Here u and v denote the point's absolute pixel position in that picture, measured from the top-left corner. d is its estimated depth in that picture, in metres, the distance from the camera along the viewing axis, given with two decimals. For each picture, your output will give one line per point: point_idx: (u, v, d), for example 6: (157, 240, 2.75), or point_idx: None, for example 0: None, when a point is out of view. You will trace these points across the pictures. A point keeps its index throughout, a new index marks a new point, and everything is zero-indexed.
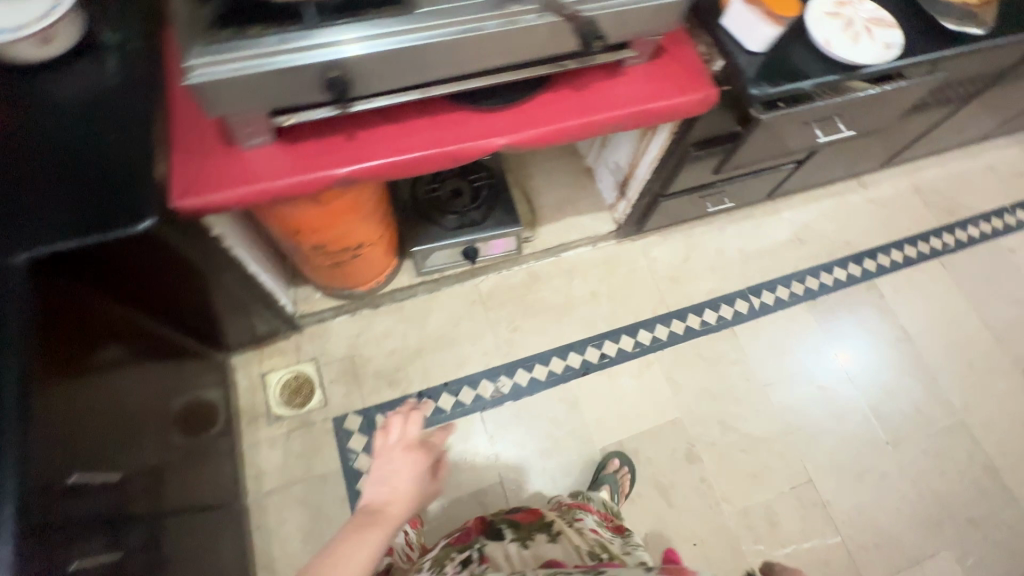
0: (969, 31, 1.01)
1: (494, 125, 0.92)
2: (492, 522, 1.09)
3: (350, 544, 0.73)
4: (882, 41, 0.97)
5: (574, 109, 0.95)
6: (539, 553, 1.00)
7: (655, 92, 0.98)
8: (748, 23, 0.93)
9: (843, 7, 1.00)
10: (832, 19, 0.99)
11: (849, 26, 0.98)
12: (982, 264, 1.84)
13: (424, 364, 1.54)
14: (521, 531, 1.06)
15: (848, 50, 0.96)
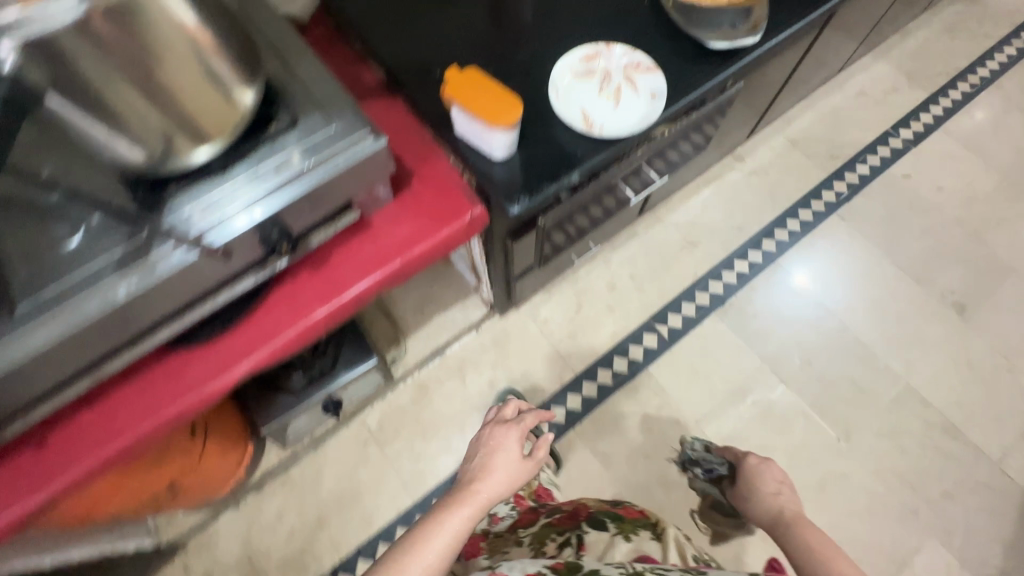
0: (743, 42, 0.85)
1: (225, 359, 0.74)
2: (590, 513, 1.04)
3: (419, 538, 0.64)
4: (647, 92, 0.82)
5: (321, 293, 0.79)
6: (637, 551, 0.94)
7: (412, 236, 0.82)
8: (476, 131, 0.75)
9: (591, 64, 0.84)
10: (583, 85, 0.83)
11: (604, 83, 0.83)
12: (880, 202, 1.72)
13: (331, 534, 1.37)
14: (626, 527, 1.00)
15: (612, 119, 0.80)
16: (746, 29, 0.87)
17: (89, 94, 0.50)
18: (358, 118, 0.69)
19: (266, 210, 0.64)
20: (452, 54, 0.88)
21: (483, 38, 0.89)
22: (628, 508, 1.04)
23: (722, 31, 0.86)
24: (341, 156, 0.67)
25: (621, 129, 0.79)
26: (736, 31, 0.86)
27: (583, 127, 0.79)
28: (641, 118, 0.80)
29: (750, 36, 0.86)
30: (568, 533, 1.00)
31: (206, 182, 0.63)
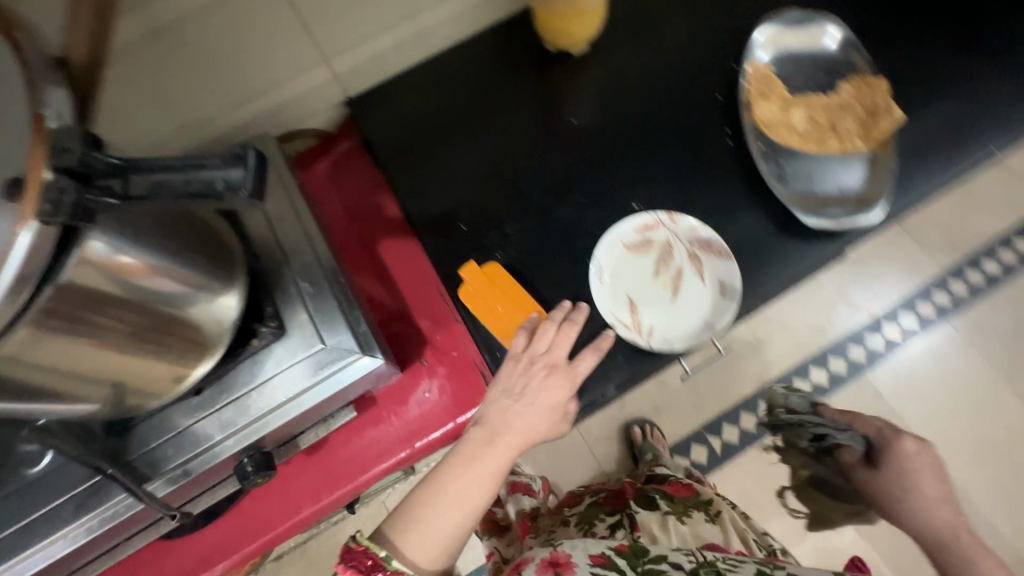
0: (854, 225, 0.66)
1: (206, 552, 0.68)
2: (643, 492, 1.00)
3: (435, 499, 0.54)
4: (716, 282, 0.66)
5: (311, 485, 0.70)
6: (698, 532, 0.91)
7: (417, 426, 0.72)
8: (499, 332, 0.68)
9: (648, 235, 0.68)
10: (635, 263, 0.68)
11: (661, 264, 0.68)
12: (1008, 313, 1.41)
13: None
14: (679, 505, 0.96)
15: (666, 320, 0.65)
16: (860, 200, 0.68)
17: (41, 389, 0.44)
18: (350, 333, 0.58)
19: (234, 446, 0.56)
20: (487, 200, 0.75)
21: (526, 183, 0.76)
22: (681, 486, 1.01)
23: (825, 202, 0.68)
24: (324, 382, 0.57)
25: (676, 337, 0.64)
26: (845, 203, 0.68)
27: (627, 330, 0.64)
28: (703, 322, 0.65)
29: (868, 212, 0.66)
30: (620, 515, 0.95)
31: (181, 409, 0.57)
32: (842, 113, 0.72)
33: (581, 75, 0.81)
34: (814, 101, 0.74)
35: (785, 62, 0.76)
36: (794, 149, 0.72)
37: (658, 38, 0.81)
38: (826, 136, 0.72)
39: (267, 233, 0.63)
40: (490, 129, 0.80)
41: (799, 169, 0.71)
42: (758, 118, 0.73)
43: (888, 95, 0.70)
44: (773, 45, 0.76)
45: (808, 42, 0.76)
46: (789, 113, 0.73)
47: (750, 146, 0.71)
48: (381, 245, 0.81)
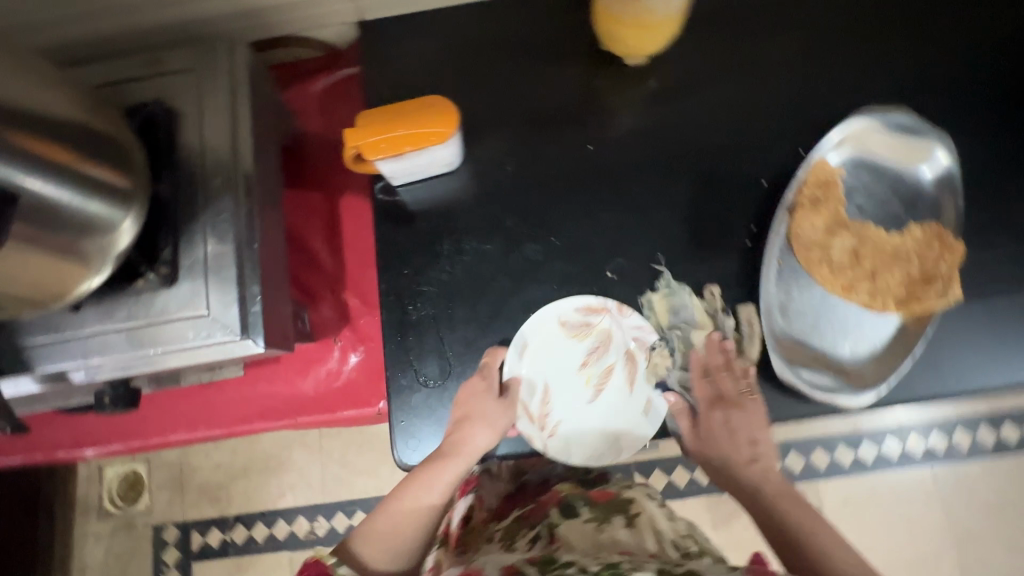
0: (839, 400, 0.54)
1: (79, 434, 0.69)
2: (565, 499, 0.65)
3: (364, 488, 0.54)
4: (642, 395, 0.60)
5: (194, 416, 0.69)
6: (616, 537, 0.58)
7: (310, 405, 0.69)
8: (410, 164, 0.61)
9: (589, 318, 0.61)
10: (566, 347, 0.62)
11: (591, 356, 0.62)
12: (999, 485, 1.28)
13: (244, 490, 1.40)
14: (600, 510, 0.63)
15: (574, 422, 0.61)
16: (853, 375, 0.57)
17: None
18: (238, 309, 0.53)
19: (99, 374, 0.55)
20: (461, 199, 0.67)
21: (508, 196, 0.67)
22: (604, 491, 0.67)
23: (811, 360, 0.57)
24: (198, 348, 0.53)
25: (575, 445, 0.60)
26: (833, 371, 0.57)
27: (529, 425, 0.60)
28: (612, 437, 0.60)
29: (853, 395, 0.55)
30: (539, 529, 0.61)
31: (54, 318, 0.54)
32: (893, 263, 0.58)
33: (626, 90, 0.68)
34: (870, 234, 0.60)
35: (861, 171, 0.61)
36: (815, 281, 0.60)
37: (731, 77, 0.66)
38: (861, 282, 0.58)
39: (196, 165, 0.56)
40: (498, 117, 0.68)
41: (806, 308, 0.59)
42: (794, 229, 0.60)
43: (955, 266, 0.56)
44: (859, 144, 0.61)
45: (902, 157, 0.60)
46: (831, 236, 0.60)
47: (766, 260, 0.59)
48: (342, 199, 0.73)
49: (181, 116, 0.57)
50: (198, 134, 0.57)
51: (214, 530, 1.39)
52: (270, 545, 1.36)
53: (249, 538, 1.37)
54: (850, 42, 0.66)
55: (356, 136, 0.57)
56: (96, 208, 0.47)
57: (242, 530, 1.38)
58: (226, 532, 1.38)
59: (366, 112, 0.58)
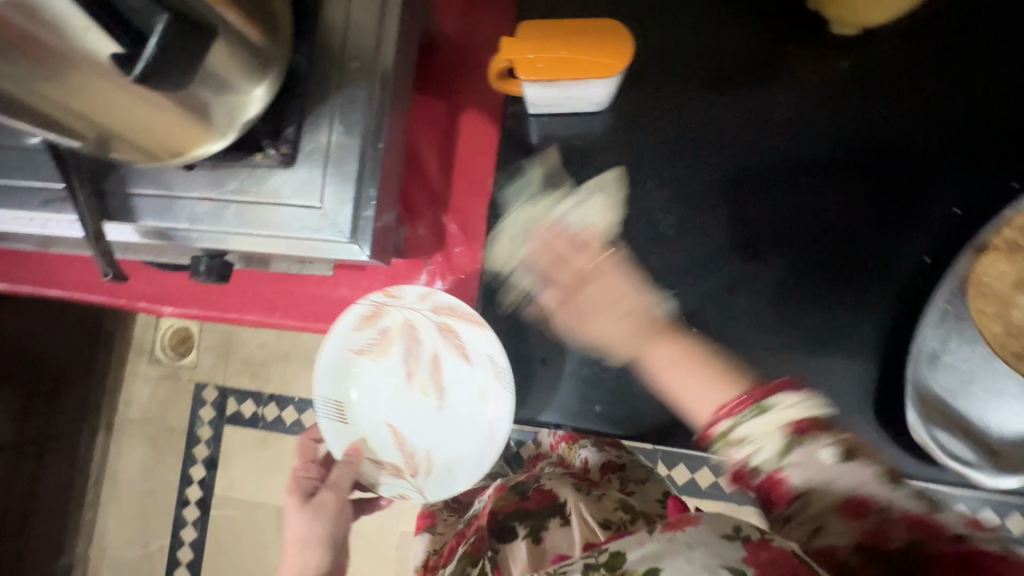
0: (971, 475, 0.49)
1: (161, 290, 0.69)
2: (501, 521, 0.60)
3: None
4: (485, 358, 0.61)
5: (272, 302, 0.68)
6: (551, 549, 0.55)
7: None
8: (560, 94, 0.55)
9: (379, 327, 0.64)
10: (379, 370, 0.66)
11: (411, 371, 0.66)
12: None
13: (282, 372, 1.45)
14: (535, 517, 0.59)
15: (438, 443, 0.64)
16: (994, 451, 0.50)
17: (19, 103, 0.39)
18: (351, 212, 0.50)
19: (197, 242, 0.52)
20: (596, 148, 0.60)
21: (650, 156, 0.59)
22: (531, 491, 0.63)
23: (950, 423, 0.51)
24: (302, 242, 0.51)
25: (450, 467, 0.63)
26: (972, 441, 0.50)
27: (402, 481, 0.63)
28: (488, 430, 0.61)
29: (992, 473, 0.48)
30: (482, 562, 0.56)
31: (167, 172, 0.52)
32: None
33: (818, 65, 0.58)
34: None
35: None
36: (982, 337, 0.51)
37: (950, 77, 0.55)
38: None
39: (336, 43, 0.51)
40: (662, 62, 0.60)
41: (962, 365, 0.52)
42: (977, 273, 0.51)
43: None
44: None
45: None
46: (1019, 292, 0.51)
47: (937, 302, 0.51)
48: (464, 116, 0.67)
49: None
50: (344, 8, 0.51)
51: (249, 402, 1.45)
52: (297, 429, 1.42)
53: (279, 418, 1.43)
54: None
55: (513, 48, 0.50)
56: (232, 66, 0.43)
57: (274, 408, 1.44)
58: (260, 406, 1.45)
59: (532, 23, 0.51)
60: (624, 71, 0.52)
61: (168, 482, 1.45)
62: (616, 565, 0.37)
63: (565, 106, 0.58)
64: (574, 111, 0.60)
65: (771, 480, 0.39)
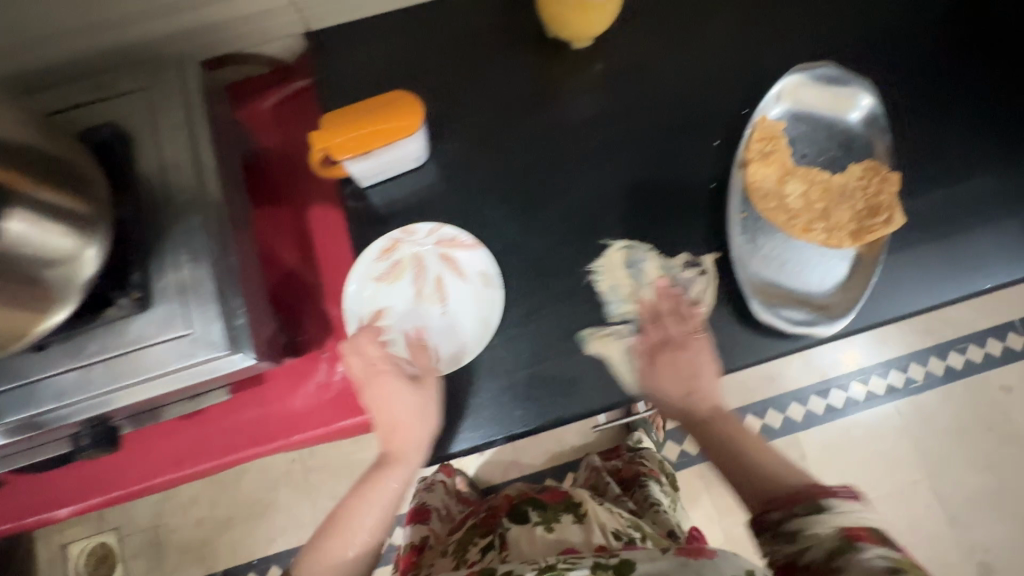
0: (815, 330, 0.60)
1: (52, 493, 0.64)
2: (516, 506, 0.69)
3: (364, 514, 0.57)
4: (478, 276, 0.62)
5: (178, 454, 0.65)
6: (563, 539, 0.61)
7: (301, 421, 0.66)
8: (381, 165, 0.62)
9: (392, 259, 0.62)
10: (390, 292, 0.62)
11: (419, 286, 0.62)
12: (955, 410, 1.38)
13: (231, 540, 1.34)
14: (550, 511, 0.66)
15: (445, 338, 0.60)
16: (827, 306, 0.62)
17: None
18: (222, 325, 0.51)
19: (75, 416, 0.51)
20: (434, 195, 0.67)
21: (480, 187, 0.67)
22: (558, 490, 0.70)
23: (789, 299, 0.62)
24: (183, 371, 0.51)
25: (459, 353, 0.59)
26: (809, 306, 0.62)
27: (411, 367, 0.59)
28: (484, 323, 0.61)
29: (832, 323, 0.60)
30: (491, 536, 0.66)
31: (17, 362, 0.50)
32: (841, 201, 0.64)
33: (576, 77, 0.71)
34: (816, 178, 0.66)
35: (798, 123, 0.67)
36: (777, 227, 0.64)
37: (667, 55, 0.71)
38: (817, 222, 0.64)
39: (158, 186, 0.54)
40: (457, 115, 0.70)
41: (774, 252, 0.64)
42: (752, 179, 0.64)
43: (894, 194, 0.62)
44: (792, 100, 0.66)
45: (831, 104, 0.67)
46: (783, 184, 0.65)
47: (733, 212, 0.63)
48: (310, 212, 0.72)
49: (135, 137, 0.55)
50: (155, 154, 0.55)
51: None
52: None
53: None
54: (768, 12, 0.72)
55: (323, 138, 0.57)
56: (56, 240, 0.44)
57: None
58: None
59: (332, 113, 0.58)
60: (425, 123, 0.61)
61: None
62: (626, 569, 0.48)
63: (390, 171, 0.65)
64: (401, 172, 0.67)
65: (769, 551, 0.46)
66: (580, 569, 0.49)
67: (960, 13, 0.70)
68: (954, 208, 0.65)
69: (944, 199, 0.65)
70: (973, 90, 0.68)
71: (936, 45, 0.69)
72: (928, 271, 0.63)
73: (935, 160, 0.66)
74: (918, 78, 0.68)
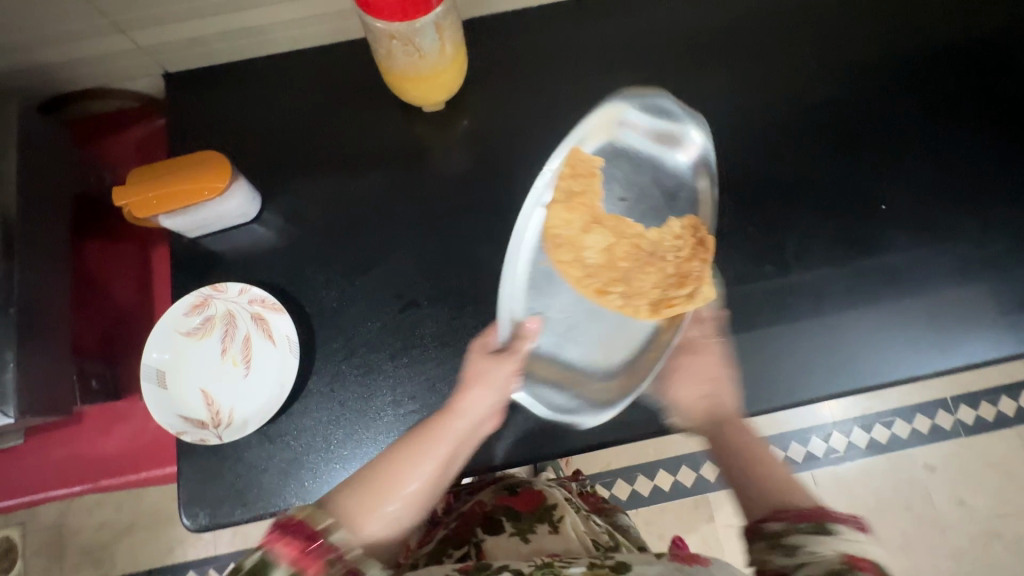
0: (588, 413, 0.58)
1: None
2: (489, 513, 0.67)
3: (404, 478, 0.49)
4: (285, 339, 0.61)
5: None
6: (541, 550, 0.62)
7: (108, 465, 0.66)
8: (197, 221, 0.62)
9: (203, 314, 0.63)
10: (196, 349, 0.63)
11: (228, 345, 0.63)
12: None
13: (130, 548, 1.27)
14: (524, 520, 0.65)
15: (242, 400, 0.61)
16: (601, 391, 0.60)
17: None
18: None
19: None
20: (263, 248, 0.66)
21: (314, 238, 0.66)
22: (525, 491, 0.69)
23: (559, 377, 0.60)
24: None
25: (250, 418, 0.59)
26: (574, 390, 0.60)
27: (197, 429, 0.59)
28: (281, 386, 0.60)
29: (589, 414, 0.58)
30: (467, 547, 0.64)
31: None
32: (646, 262, 0.64)
33: (429, 140, 0.70)
34: (627, 229, 0.65)
35: (619, 160, 0.65)
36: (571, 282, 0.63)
37: (526, 118, 0.70)
38: (615, 285, 0.62)
39: None
40: (308, 160, 0.69)
41: (561, 316, 0.62)
42: (548, 223, 0.63)
43: (706, 264, 0.61)
44: (619, 127, 0.65)
45: (660, 146, 0.66)
46: (586, 234, 0.64)
47: (509, 278, 0.61)
48: (155, 250, 0.73)
49: None
50: None
51: None
52: None
53: None
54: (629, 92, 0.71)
55: (125, 195, 0.58)
56: None
57: None
58: None
59: (137, 170, 0.58)
60: (237, 180, 0.61)
61: None
62: (621, 569, 0.46)
63: (216, 223, 0.65)
64: (233, 225, 0.66)
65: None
66: (575, 567, 0.48)
67: (815, 113, 0.69)
68: (783, 311, 0.62)
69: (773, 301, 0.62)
70: (822, 191, 0.66)
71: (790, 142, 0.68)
72: (777, 358, 0.61)
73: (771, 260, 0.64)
74: (766, 175, 0.67)
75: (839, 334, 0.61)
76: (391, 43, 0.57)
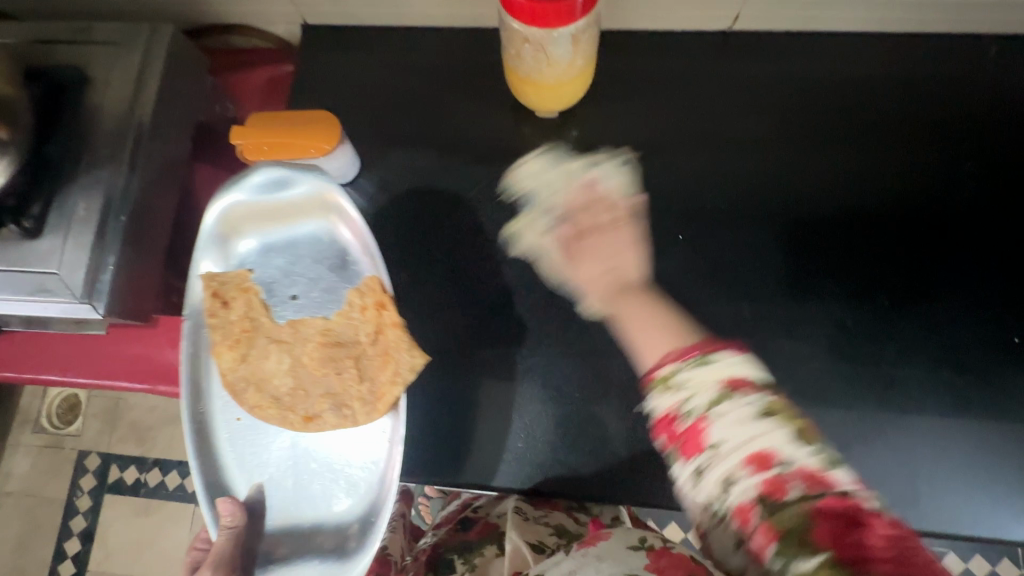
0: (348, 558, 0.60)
1: None
2: (443, 555, 0.66)
3: None
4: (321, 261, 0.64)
5: (62, 363, 0.72)
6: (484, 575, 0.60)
7: (169, 375, 0.71)
8: None
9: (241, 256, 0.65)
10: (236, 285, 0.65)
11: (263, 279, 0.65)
12: None
13: (169, 435, 1.38)
14: (475, 551, 0.64)
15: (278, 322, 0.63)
16: (338, 543, 0.61)
17: None
18: (85, 276, 0.59)
19: None
20: None
21: (400, 216, 0.68)
22: (476, 523, 0.69)
23: (296, 528, 0.62)
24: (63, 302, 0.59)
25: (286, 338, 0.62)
26: (319, 543, 0.61)
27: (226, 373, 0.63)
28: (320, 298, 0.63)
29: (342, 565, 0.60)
30: None
31: None
32: (341, 355, 0.62)
33: (533, 145, 0.68)
34: (308, 329, 0.63)
35: (271, 255, 0.65)
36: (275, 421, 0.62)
37: (636, 146, 0.67)
38: (322, 405, 0.62)
39: (98, 133, 0.62)
40: (413, 138, 0.70)
41: (280, 473, 0.63)
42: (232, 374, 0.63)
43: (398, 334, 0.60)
44: (236, 225, 0.64)
45: (286, 219, 0.64)
46: (268, 357, 0.63)
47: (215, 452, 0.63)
48: None
49: (91, 86, 0.63)
50: (110, 103, 0.63)
51: (132, 468, 1.38)
52: (180, 494, 1.36)
53: (161, 484, 1.36)
54: (751, 148, 0.67)
55: (241, 135, 0.61)
56: None
57: (157, 473, 1.37)
58: (143, 473, 1.37)
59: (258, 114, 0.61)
60: (343, 141, 0.63)
61: (40, 559, 1.36)
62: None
63: None
64: None
65: (695, 427, 0.43)
66: None
67: (950, 210, 0.64)
68: (845, 417, 0.59)
69: (838, 406, 0.60)
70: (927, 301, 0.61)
71: (907, 242, 0.63)
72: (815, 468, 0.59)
73: (850, 363, 0.61)
74: (881, 261, 0.63)
75: (895, 454, 0.58)
76: (523, 46, 0.55)
